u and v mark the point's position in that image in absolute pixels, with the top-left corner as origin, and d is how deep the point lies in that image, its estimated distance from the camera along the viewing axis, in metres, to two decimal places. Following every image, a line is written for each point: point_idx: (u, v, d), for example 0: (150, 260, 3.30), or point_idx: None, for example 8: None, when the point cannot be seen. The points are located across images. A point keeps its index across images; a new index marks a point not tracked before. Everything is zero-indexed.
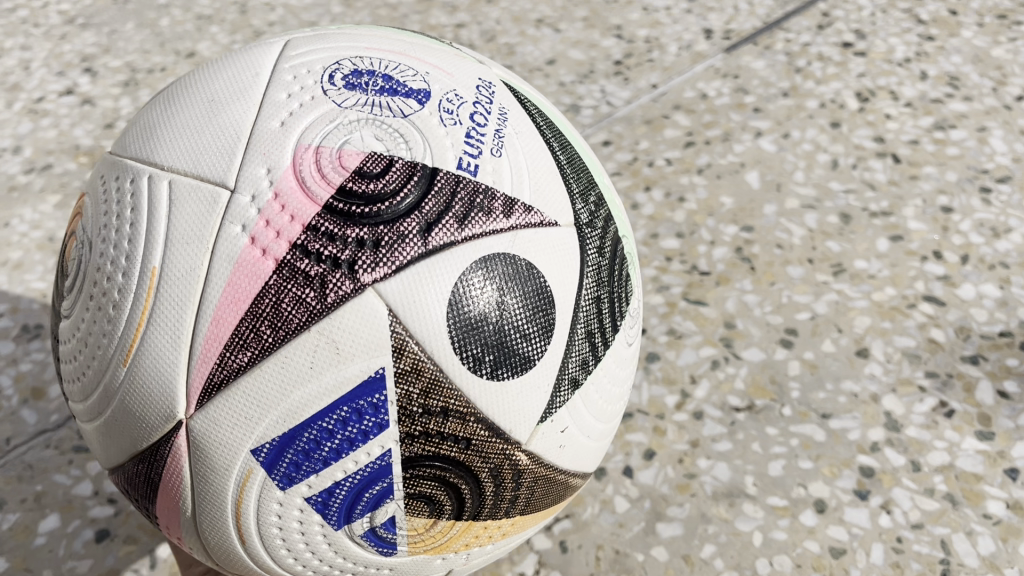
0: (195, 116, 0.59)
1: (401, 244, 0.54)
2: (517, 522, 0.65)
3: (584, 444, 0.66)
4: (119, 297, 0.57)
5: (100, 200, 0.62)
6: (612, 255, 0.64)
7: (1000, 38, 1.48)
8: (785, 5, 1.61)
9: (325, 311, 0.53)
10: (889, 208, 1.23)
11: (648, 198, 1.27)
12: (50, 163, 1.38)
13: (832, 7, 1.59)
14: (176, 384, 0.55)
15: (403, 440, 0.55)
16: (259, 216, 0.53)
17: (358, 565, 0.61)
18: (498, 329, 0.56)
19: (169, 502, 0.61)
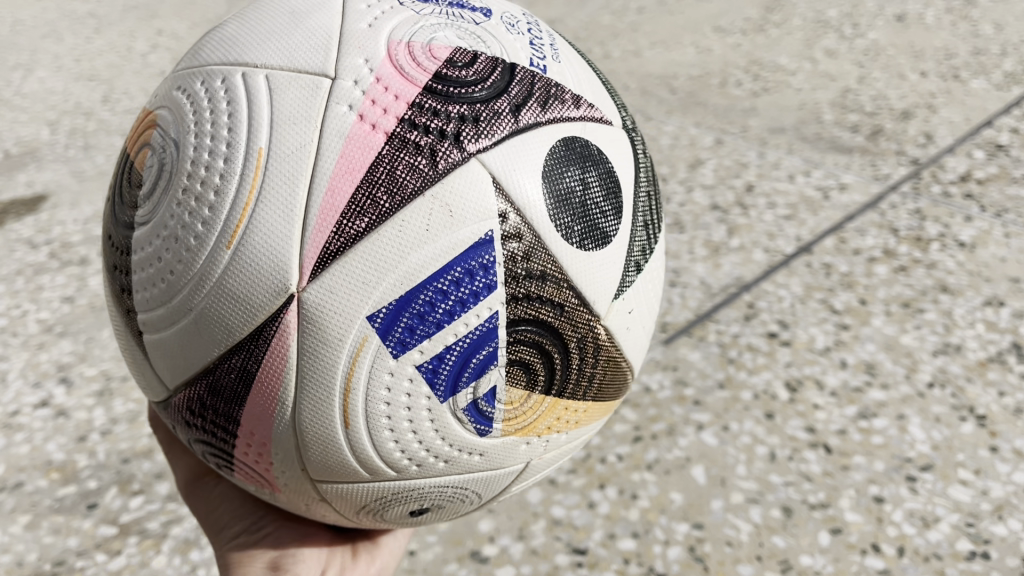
0: (278, 32, 0.81)
1: (497, 119, 0.78)
2: (590, 410, 0.90)
3: (638, 337, 0.91)
4: (222, 181, 0.75)
5: (184, 113, 0.81)
6: (642, 198, 0.90)
7: (906, 324, 1.65)
8: (713, 297, 1.78)
9: (433, 177, 0.74)
10: (826, 499, 1.31)
11: (603, 496, 1.34)
12: (22, 481, 1.42)
13: (756, 297, 1.76)
14: (289, 255, 0.73)
15: (511, 297, 0.76)
16: (367, 98, 0.75)
17: (453, 451, 0.82)
18: (585, 202, 0.81)
19: (272, 394, 0.78)
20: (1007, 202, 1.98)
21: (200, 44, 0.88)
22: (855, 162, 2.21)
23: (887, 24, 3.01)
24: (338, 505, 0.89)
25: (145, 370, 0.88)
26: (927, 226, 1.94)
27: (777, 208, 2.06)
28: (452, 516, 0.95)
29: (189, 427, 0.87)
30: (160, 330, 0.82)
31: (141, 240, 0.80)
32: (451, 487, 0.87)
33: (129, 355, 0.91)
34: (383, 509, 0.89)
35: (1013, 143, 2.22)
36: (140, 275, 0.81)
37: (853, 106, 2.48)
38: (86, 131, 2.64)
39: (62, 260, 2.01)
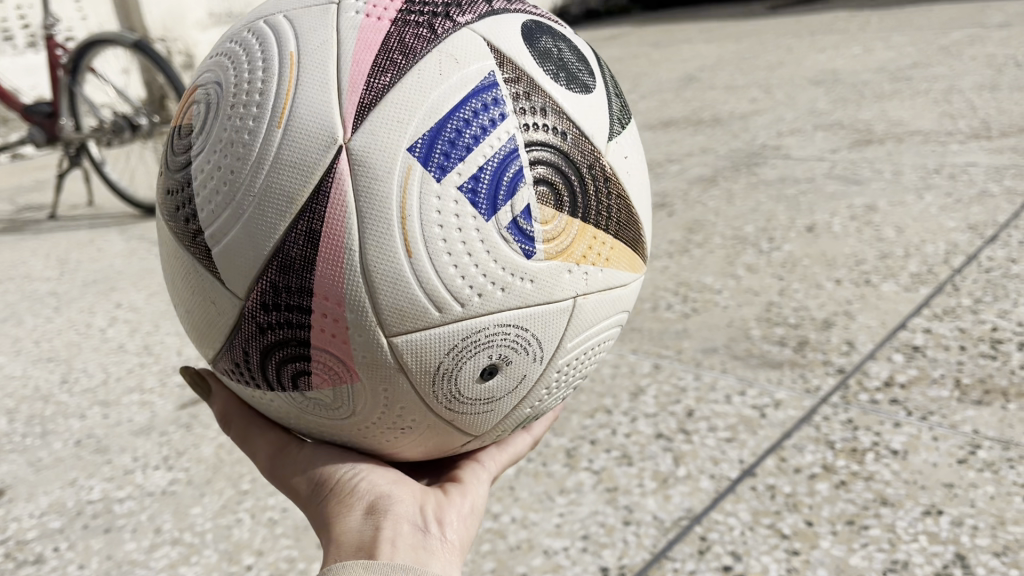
0: (285, 8, 1.29)
1: (475, 5, 1.27)
2: (614, 249, 1.29)
3: (636, 183, 1.34)
4: (264, 84, 1.18)
5: (225, 71, 1.25)
6: (607, 84, 1.38)
7: (853, 544, 1.71)
8: (665, 531, 1.81)
9: (433, 38, 1.19)
10: None
11: None
12: None
13: (707, 529, 1.80)
14: (330, 108, 1.14)
15: (523, 126, 1.18)
16: (369, 6, 1.22)
17: (504, 273, 1.17)
18: (561, 60, 1.28)
19: (337, 232, 1.13)
20: (930, 404, 2.12)
21: (214, 50, 1.35)
22: (785, 375, 2.34)
23: (800, 235, 3.27)
24: (414, 371, 1.21)
25: (220, 294, 1.23)
26: (860, 436, 2.04)
27: (717, 430, 2.14)
28: (519, 380, 1.29)
29: (265, 333, 1.21)
30: (229, 232, 1.18)
31: (203, 165, 1.21)
32: (512, 327, 1.21)
33: (204, 292, 1.26)
34: (455, 371, 1.22)
35: (927, 343, 2.40)
36: (207, 195, 1.20)
37: (778, 319, 2.65)
38: (43, 416, 2.69)
39: (17, 559, 2.00)
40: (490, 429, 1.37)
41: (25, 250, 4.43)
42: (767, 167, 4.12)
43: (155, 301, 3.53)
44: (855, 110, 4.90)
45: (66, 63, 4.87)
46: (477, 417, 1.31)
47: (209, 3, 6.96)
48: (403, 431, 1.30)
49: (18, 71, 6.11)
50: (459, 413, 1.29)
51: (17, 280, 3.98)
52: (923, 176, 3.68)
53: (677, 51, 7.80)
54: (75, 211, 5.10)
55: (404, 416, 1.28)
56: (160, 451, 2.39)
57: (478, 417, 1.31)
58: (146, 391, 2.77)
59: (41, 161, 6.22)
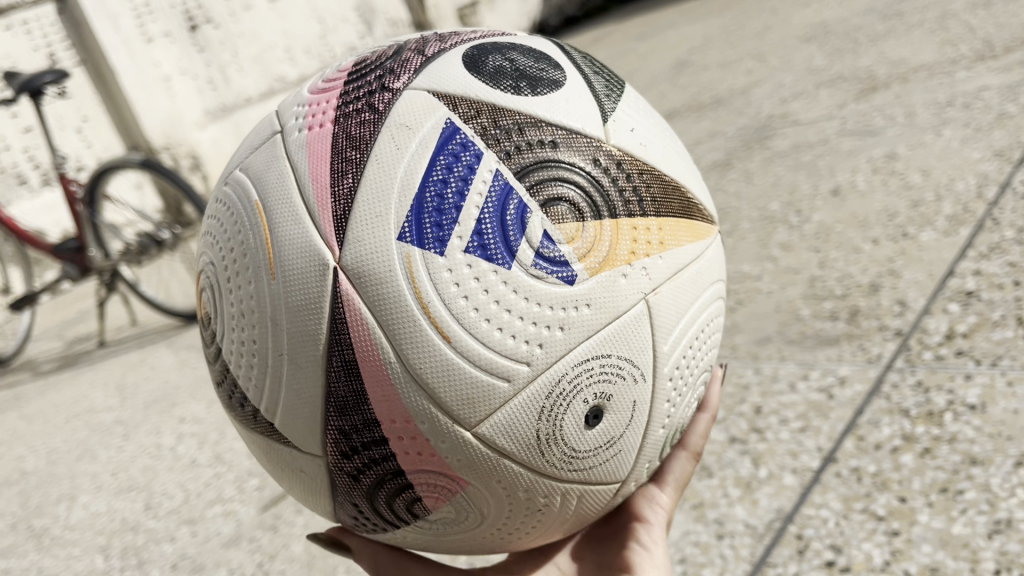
0: (235, 164, 1.35)
1: (410, 62, 1.28)
2: (663, 229, 1.26)
3: (652, 150, 1.32)
4: (246, 246, 1.23)
5: (213, 248, 1.31)
6: (581, 68, 1.37)
7: (952, 512, 1.68)
8: (761, 536, 1.79)
9: (378, 118, 1.20)
10: None
11: None
12: None
13: (802, 526, 1.78)
14: (308, 234, 1.16)
15: (503, 157, 1.16)
16: (309, 120, 1.25)
17: (557, 312, 1.15)
18: (518, 70, 1.28)
19: (376, 355, 1.15)
20: (997, 349, 2.08)
21: (200, 231, 1.42)
22: (844, 350, 2.31)
23: (826, 201, 3.23)
24: (515, 450, 1.20)
25: (302, 459, 1.28)
26: (934, 397, 2.00)
27: (789, 422, 2.12)
28: (630, 409, 1.26)
29: (360, 479, 1.25)
30: (279, 396, 1.23)
31: (233, 347, 1.27)
32: (593, 361, 1.19)
33: (291, 463, 1.31)
34: (557, 431, 1.21)
35: (980, 285, 2.35)
36: (247, 372, 1.26)
37: (824, 293, 2.62)
38: (136, 546, 2.75)
39: None
40: (630, 468, 1.35)
41: (84, 383, 4.56)
42: (779, 138, 4.09)
43: (216, 409, 3.60)
44: (853, 59, 4.84)
45: (83, 197, 4.98)
46: (606, 464, 1.29)
47: (202, 102, 7.09)
48: (541, 511, 1.31)
49: (40, 211, 6.31)
50: (584, 467, 1.26)
51: (84, 414, 4.09)
52: (936, 112, 3.62)
53: (663, 38, 7.78)
54: (122, 333, 5.24)
55: (531, 496, 1.27)
56: (253, 559, 2.44)
57: (605, 464, 1.29)
58: (227, 500, 2.83)
59: (80, 291, 6.40)
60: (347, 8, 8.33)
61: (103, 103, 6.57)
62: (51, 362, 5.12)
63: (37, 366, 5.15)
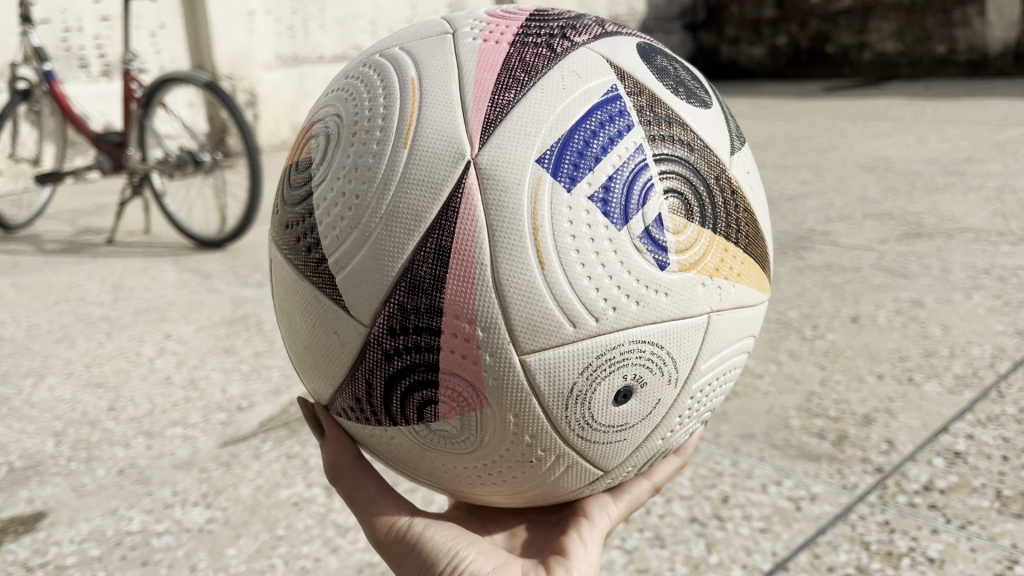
0: (394, 46, 1.43)
1: (589, 30, 1.40)
2: (743, 264, 1.37)
3: (755, 196, 1.44)
4: (385, 114, 1.29)
5: (344, 105, 1.37)
6: (720, 106, 1.50)
7: None
8: None
9: (552, 57, 1.31)
10: None
11: None
12: None
13: None
14: (457, 125, 1.24)
15: (649, 137, 1.27)
16: (485, 34, 1.35)
17: (638, 288, 1.24)
18: (677, 76, 1.41)
19: (469, 252, 1.20)
20: (969, 513, 2.10)
21: (330, 88, 1.47)
22: (823, 469, 2.33)
23: (844, 325, 3.28)
24: (547, 391, 1.26)
25: (344, 322, 1.30)
26: (897, 540, 2.02)
27: (752, 519, 2.14)
28: (653, 404, 1.34)
29: (392, 359, 1.27)
30: (356, 255, 1.26)
31: (328, 194, 1.30)
32: (648, 344, 1.27)
33: (328, 322, 1.33)
34: (590, 392, 1.27)
35: (970, 450, 2.38)
36: (332, 221, 1.29)
37: (818, 410, 2.65)
38: (89, 441, 2.75)
39: None
40: (620, 462, 1.43)
41: (82, 272, 4.57)
42: (814, 252, 4.15)
43: (203, 335, 3.62)
44: (905, 201, 4.90)
45: (140, 97, 5.03)
46: (609, 446, 1.36)
47: (277, 46, 7.21)
48: (529, 465, 1.36)
49: (91, 97, 6.37)
50: (591, 440, 1.34)
51: (73, 302, 4.11)
52: (971, 275, 3.67)
53: None
54: (132, 237, 5.26)
55: (535, 443, 1.32)
56: (199, 488, 2.45)
57: (610, 446, 1.36)
58: (189, 425, 2.84)
59: (103, 186, 6.44)
60: (441, 2, 8.46)
61: (184, 16, 6.67)
62: (56, 243, 5.13)
63: (41, 242, 5.17)
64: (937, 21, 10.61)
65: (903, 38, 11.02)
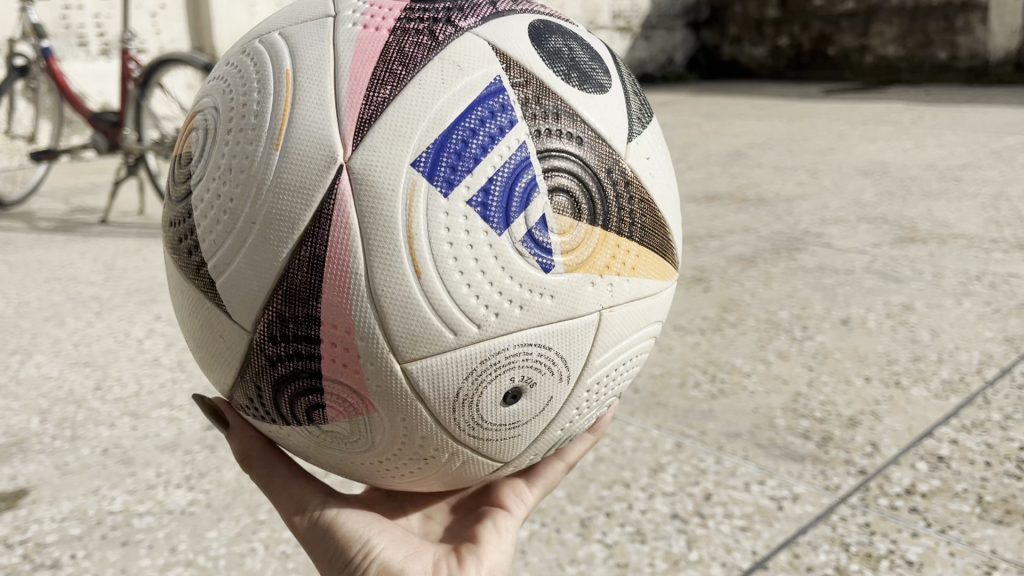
0: (279, 25, 1.41)
1: (477, 11, 1.37)
2: (638, 256, 1.39)
3: (659, 184, 1.44)
4: (258, 113, 1.28)
5: (222, 97, 1.37)
6: (628, 86, 1.50)
7: None
8: None
9: (433, 46, 1.29)
10: None
11: None
12: None
13: None
14: (328, 126, 1.22)
15: (533, 134, 1.27)
16: (367, 16, 1.33)
17: (523, 290, 1.25)
18: (573, 61, 1.38)
19: (342, 261, 1.21)
20: (950, 518, 2.10)
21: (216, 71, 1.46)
22: (806, 469, 2.34)
23: (834, 327, 3.28)
24: (430, 397, 1.30)
25: (228, 327, 1.33)
26: (877, 542, 2.03)
27: (733, 517, 2.14)
28: (545, 401, 1.38)
29: (274, 363, 1.30)
30: (235, 259, 1.28)
31: (205, 194, 1.31)
32: (535, 347, 1.30)
33: (213, 325, 1.36)
34: (476, 396, 1.31)
35: (953, 454, 2.38)
36: (209, 224, 1.30)
37: (803, 411, 2.66)
38: (74, 420, 2.75)
39: (35, 562, 2.05)
40: (520, 453, 1.47)
41: (74, 251, 4.56)
42: (807, 254, 4.15)
43: None
44: (901, 205, 4.91)
45: (139, 76, 5.00)
46: (501, 442, 1.40)
47: None
48: (427, 460, 1.40)
49: (89, 76, 6.35)
50: (482, 437, 1.37)
51: (64, 281, 4.09)
52: (963, 282, 3.67)
53: (729, 125, 7.89)
54: (125, 217, 5.24)
55: (425, 443, 1.36)
56: (182, 470, 2.44)
57: (504, 442, 1.40)
58: (175, 407, 2.83)
59: (98, 166, 6.41)
60: None
61: None
62: (49, 222, 5.11)
63: (33, 220, 5.14)
64: (939, 26, 10.59)
65: (905, 43, 11.00)
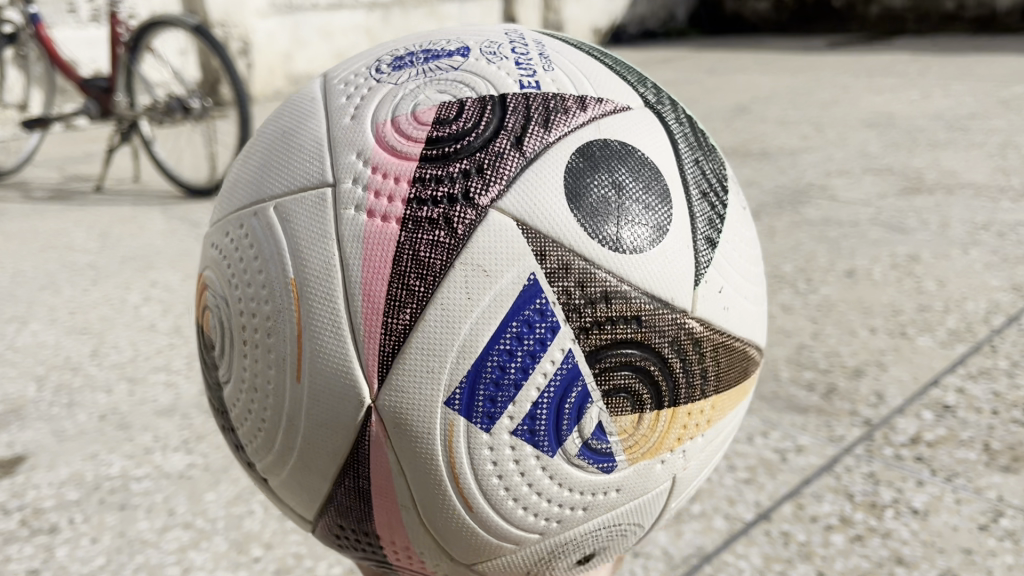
0: (277, 172, 1.23)
1: (503, 161, 1.13)
2: (717, 400, 1.28)
3: (739, 308, 1.29)
4: (272, 329, 1.17)
5: (227, 272, 1.25)
6: (693, 169, 1.28)
7: None
8: (676, 567, 1.78)
9: (451, 247, 1.09)
10: None
11: None
12: None
13: (716, 569, 1.77)
14: (350, 362, 1.12)
15: (582, 340, 1.11)
16: (370, 192, 1.13)
17: (589, 493, 1.19)
18: (625, 206, 1.17)
19: (386, 484, 1.18)
20: (956, 466, 2.07)
21: (220, 215, 1.32)
22: (810, 421, 2.31)
23: (839, 279, 3.23)
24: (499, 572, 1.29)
25: (284, 497, 1.33)
26: (882, 491, 2.00)
27: (736, 470, 2.11)
28: (616, 543, 1.34)
29: (337, 537, 1.32)
30: (283, 466, 1.26)
31: (239, 396, 1.26)
32: (602, 525, 1.26)
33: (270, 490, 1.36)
34: (546, 565, 1.29)
35: (959, 403, 2.35)
36: (248, 422, 1.27)
37: (808, 363, 2.62)
38: (71, 387, 2.73)
39: (32, 527, 2.04)
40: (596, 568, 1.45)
41: (69, 220, 4.52)
42: (812, 207, 4.08)
43: (190, 283, 3.57)
44: (907, 157, 4.83)
45: (128, 41, 4.93)
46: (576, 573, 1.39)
47: None
48: None
49: (80, 44, 6.27)
50: None
51: (60, 249, 4.06)
52: (970, 231, 3.61)
53: (732, 81, 7.78)
54: (122, 185, 5.20)
55: None
56: (180, 434, 2.42)
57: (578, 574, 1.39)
58: (173, 372, 2.81)
59: (93, 135, 6.36)
60: None
61: None
62: (44, 191, 5.07)
63: (29, 190, 5.11)
64: None
65: None
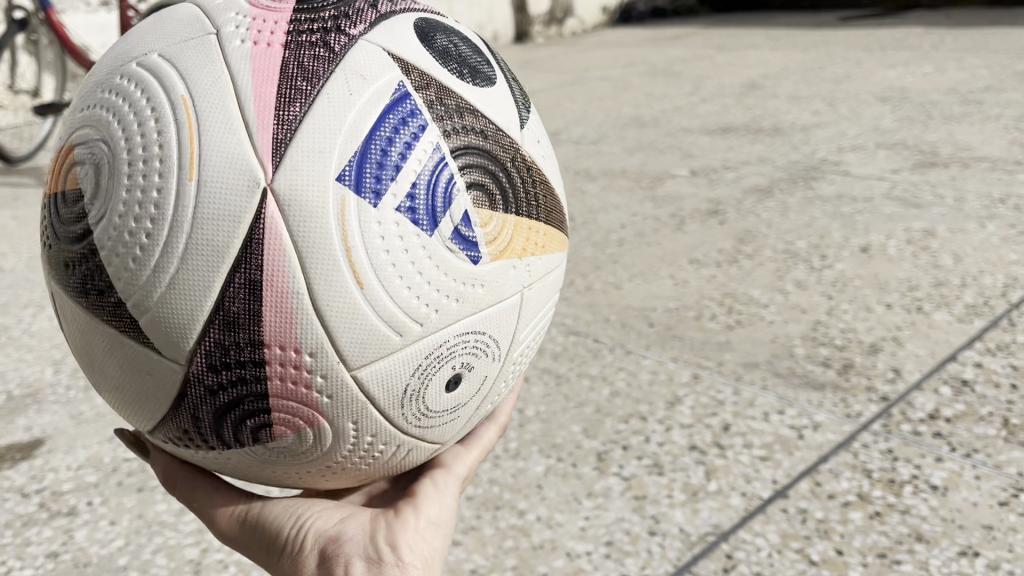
0: (156, 42, 1.18)
1: (360, 12, 1.19)
2: (546, 232, 1.29)
3: (549, 165, 1.34)
4: (158, 138, 1.09)
5: (111, 122, 1.14)
6: (502, 69, 1.34)
7: None
8: (692, 544, 1.78)
9: (330, 60, 1.12)
10: None
11: None
12: None
13: (733, 548, 1.76)
14: (244, 149, 1.06)
15: (444, 133, 1.14)
16: (251, 25, 1.13)
17: (457, 285, 1.15)
18: (460, 56, 1.24)
19: (280, 286, 1.06)
20: (975, 442, 2.06)
21: (82, 102, 1.23)
22: (826, 398, 2.29)
23: (853, 255, 3.21)
24: (380, 398, 1.17)
25: (157, 362, 1.14)
26: (900, 467, 1.99)
27: (752, 447, 2.10)
28: (480, 382, 1.27)
29: (216, 395, 1.13)
30: (157, 297, 1.10)
31: (109, 232, 1.11)
32: (470, 333, 1.19)
33: (137, 365, 1.16)
34: (423, 389, 1.19)
35: (977, 378, 2.33)
36: (120, 262, 1.11)
37: (823, 339, 2.60)
38: None
39: (51, 510, 2.05)
40: (456, 433, 1.33)
41: None
42: (825, 182, 4.05)
43: None
44: (921, 131, 4.78)
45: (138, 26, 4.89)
46: (444, 429, 1.28)
47: None
48: (369, 462, 1.25)
49: (91, 29, 6.25)
50: (428, 428, 1.25)
51: None
52: (986, 205, 3.57)
53: (742, 57, 7.71)
54: None
55: (373, 445, 1.23)
56: None
57: (446, 428, 1.28)
58: None
59: None
60: None
61: None
62: None
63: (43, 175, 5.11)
64: None
65: None
